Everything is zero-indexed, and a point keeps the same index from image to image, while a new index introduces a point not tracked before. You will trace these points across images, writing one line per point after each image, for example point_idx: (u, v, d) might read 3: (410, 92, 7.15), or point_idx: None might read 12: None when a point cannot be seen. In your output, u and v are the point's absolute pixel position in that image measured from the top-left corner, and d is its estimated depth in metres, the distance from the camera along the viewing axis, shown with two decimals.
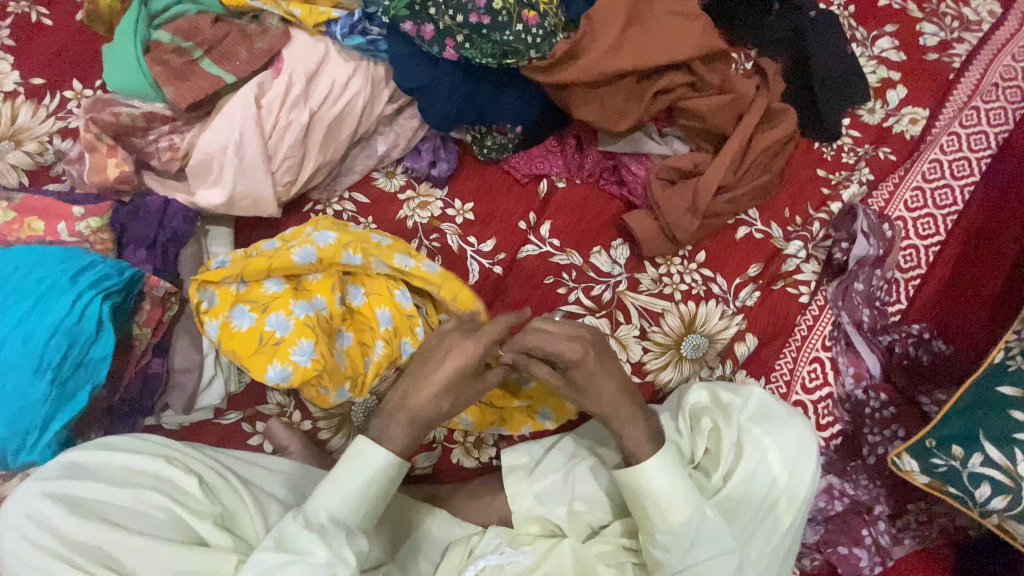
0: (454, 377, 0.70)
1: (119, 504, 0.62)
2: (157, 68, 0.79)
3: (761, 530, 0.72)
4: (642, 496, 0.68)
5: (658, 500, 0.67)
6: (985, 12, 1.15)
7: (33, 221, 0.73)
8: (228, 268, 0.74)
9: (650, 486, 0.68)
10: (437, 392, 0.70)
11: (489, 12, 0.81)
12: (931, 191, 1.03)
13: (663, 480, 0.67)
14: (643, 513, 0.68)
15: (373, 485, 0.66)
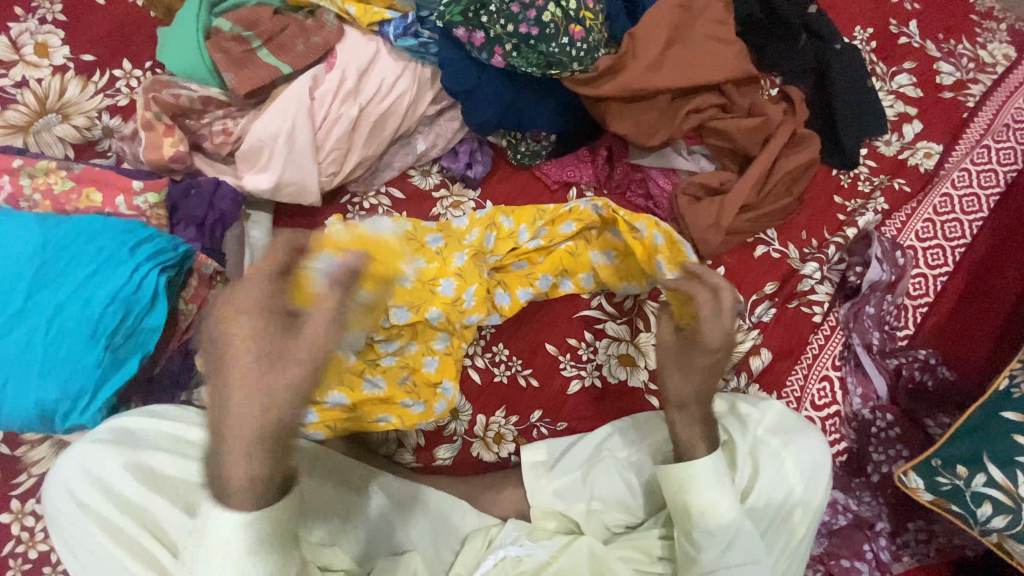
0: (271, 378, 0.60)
1: (171, 474, 0.63)
2: (217, 54, 0.82)
3: (780, 531, 0.75)
4: (689, 498, 0.69)
5: (704, 506, 0.69)
6: (1000, 54, 1.20)
7: (91, 192, 0.75)
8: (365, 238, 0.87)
9: (692, 483, 0.69)
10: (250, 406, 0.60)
11: (538, 23, 0.84)
12: (941, 223, 1.07)
13: (707, 482, 0.69)
14: (681, 517, 0.70)
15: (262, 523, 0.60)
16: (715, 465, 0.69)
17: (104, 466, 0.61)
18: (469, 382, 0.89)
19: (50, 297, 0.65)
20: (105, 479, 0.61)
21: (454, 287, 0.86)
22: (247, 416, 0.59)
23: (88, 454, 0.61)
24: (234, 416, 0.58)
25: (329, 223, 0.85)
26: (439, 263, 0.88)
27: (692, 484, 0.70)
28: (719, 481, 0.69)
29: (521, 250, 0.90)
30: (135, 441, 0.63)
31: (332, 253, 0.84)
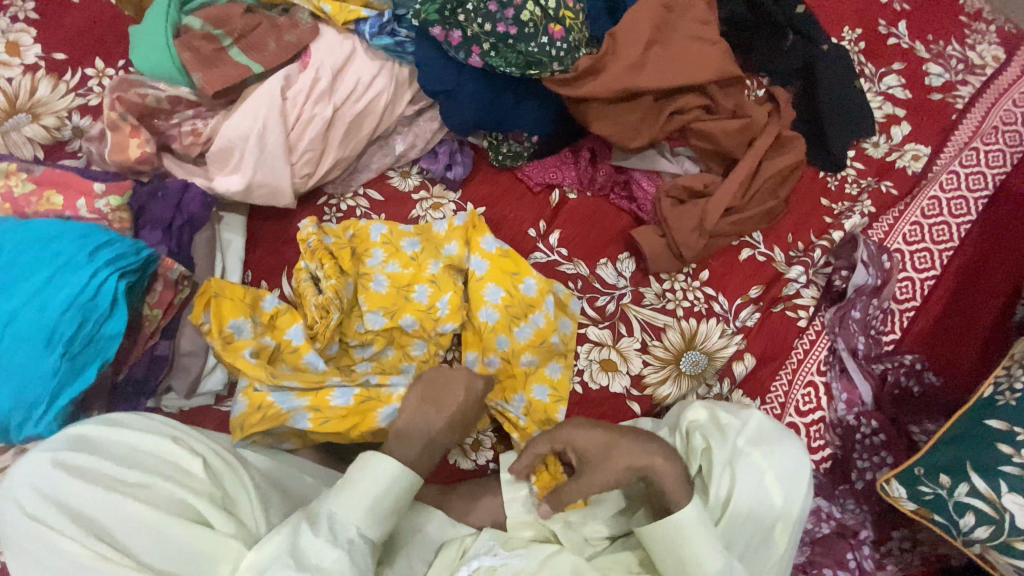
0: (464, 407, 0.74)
1: (129, 483, 0.58)
2: (186, 53, 0.80)
3: (765, 549, 0.73)
4: (681, 551, 0.69)
5: (692, 553, 0.68)
6: (990, 56, 1.19)
7: (52, 195, 0.73)
8: (335, 243, 0.84)
9: (680, 537, 0.69)
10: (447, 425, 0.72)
11: (516, 22, 0.83)
12: (929, 226, 1.06)
13: (695, 532, 0.68)
14: (672, 565, 0.69)
15: (385, 497, 0.64)
16: (694, 513, 0.69)
17: (57, 476, 0.56)
18: None
19: (6, 302, 0.64)
20: (57, 490, 0.55)
21: (433, 293, 0.84)
22: (434, 415, 0.72)
23: (40, 466, 0.57)
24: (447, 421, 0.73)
25: (305, 227, 0.83)
26: (415, 268, 0.85)
27: (681, 543, 0.69)
28: (701, 530, 0.69)
29: None
30: (91, 449, 0.59)
31: (307, 256, 0.82)
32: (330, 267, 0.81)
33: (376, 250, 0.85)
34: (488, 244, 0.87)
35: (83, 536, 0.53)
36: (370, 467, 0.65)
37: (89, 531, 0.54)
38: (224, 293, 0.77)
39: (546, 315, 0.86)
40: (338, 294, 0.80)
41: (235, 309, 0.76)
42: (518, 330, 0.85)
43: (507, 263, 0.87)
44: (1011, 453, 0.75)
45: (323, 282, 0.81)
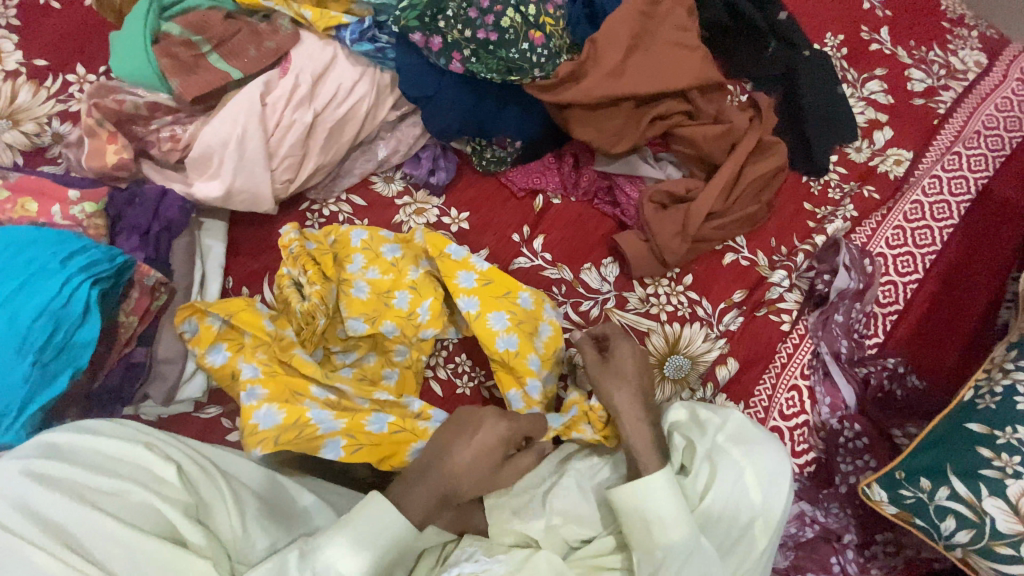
0: (478, 455, 0.71)
1: (98, 490, 0.57)
2: (164, 59, 0.80)
3: (737, 549, 0.72)
4: (647, 513, 0.71)
5: (658, 519, 0.70)
6: (971, 62, 1.20)
7: (27, 201, 0.73)
8: (319, 249, 0.83)
9: (651, 517, 0.71)
10: (462, 468, 0.70)
11: (497, 29, 0.84)
12: (911, 230, 1.06)
13: (660, 495, 0.71)
14: (638, 532, 0.71)
15: (376, 543, 0.63)
16: (666, 481, 0.72)
17: (23, 484, 0.55)
18: (431, 393, 0.86)
19: None
20: (20, 497, 0.54)
21: (420, 299, 0.85)
22: (443, 461, 0.70)
23: (6, 473, 0.56)
24: (463, 468, 0.70)
25: (286, 233, 0.82)
26: (394, 273, 0.85)
27: (656, 521, 0.70)
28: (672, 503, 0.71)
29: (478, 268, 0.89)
30: (62, 457, 0.58)
31: (290, 263, 0.81)
32: (314, 273, 0.80)
33: (348, 266, 0.85)
34: (466, 279, 0.85)
35: (51, 544, 0.52)
36: (369, 513, 0.64)
37: (55, 538, 0.53)
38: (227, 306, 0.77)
39: (552, 322, 0.85)
40: (324, 300, 0.79)
41: (252, 319, 0.77)
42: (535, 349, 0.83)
43: (492, 286, 0.85)
44: (991, 457, 0.76)
45: (306, 288, 0.80)
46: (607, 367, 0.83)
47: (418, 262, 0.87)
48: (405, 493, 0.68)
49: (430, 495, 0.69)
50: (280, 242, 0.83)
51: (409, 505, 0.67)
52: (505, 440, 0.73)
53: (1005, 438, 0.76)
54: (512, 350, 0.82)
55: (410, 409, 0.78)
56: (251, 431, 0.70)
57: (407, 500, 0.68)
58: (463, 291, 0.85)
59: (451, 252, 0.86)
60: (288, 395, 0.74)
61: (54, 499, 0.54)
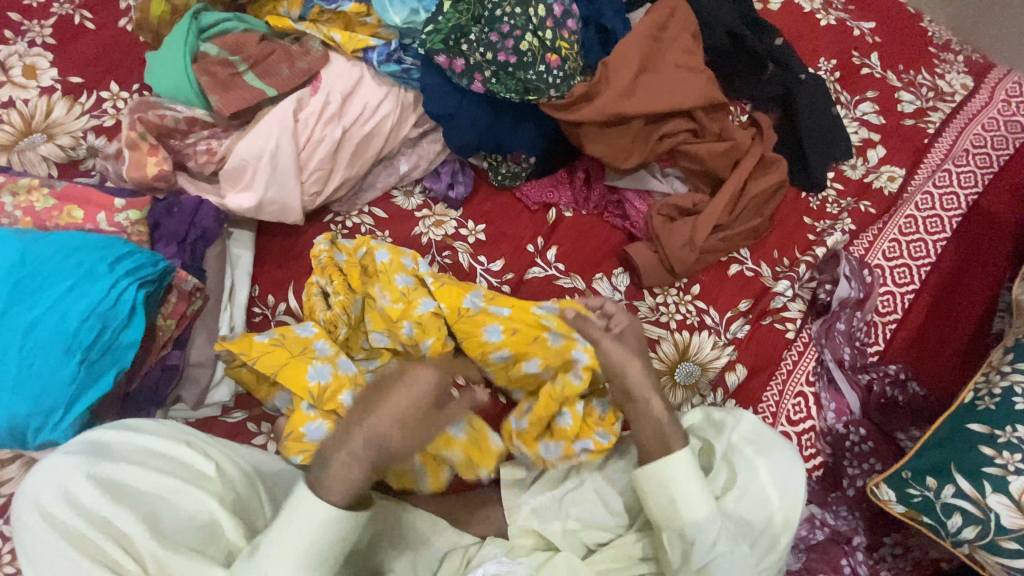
0: (411, 406, 0.68)
1: (144, 489, 0.59)
2: (203, 77, 0.84)
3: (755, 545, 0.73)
4: (672, 491, 0.71)
5: (684, 498, 0.70)
6: (958, 84, 1.27)
7: (72, 209, 0.76)
8: (342, 266, 0.85)
9: (670, 495, 0.71)
10: (393, 419, 0.66)
11: (515, 52, 0.89)
12: (907, 243, 1.11)
13: (687, 473, 0.71)
14: (662, 510, 0.72)
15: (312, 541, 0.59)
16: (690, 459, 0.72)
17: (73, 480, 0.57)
18: None
19: (27, 309, 0.66)
20: (72, 493, 0.56)
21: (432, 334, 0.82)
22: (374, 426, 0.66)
23: (56, 469, 0.58)
24: (387, 428, 0.66)
25: (317, 244, 0.86)
26: (404, 305, 0.82)
27: (678, 500, 0.71)
28: (691, 480, 0.71)
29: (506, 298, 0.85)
30: (108, 454, 0.60)
31: (321, 274, 0.85)
32: (339, 283, 0.84)
33: (350, 306, 0.84)
34: (493, 333, 0.83)
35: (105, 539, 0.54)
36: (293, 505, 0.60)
37: (106, 534, 0.55)
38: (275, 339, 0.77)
39: (587, 348, 0.81)
40: (345, 311, 0.82)
41: (298, 370, 0.74)
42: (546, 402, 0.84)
43: (514, 328, 0.84)
44: (993, 455, 0.79)
45: (332, 298, 0.84)
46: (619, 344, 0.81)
47: (427, 296, 0.84)
48: (327, 474, 0.62)
49: (358, 467, 0.63)
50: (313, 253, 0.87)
51: (331, 484, 0.61)
52: (433, 388, 0.70)
53: (1005, 437, 0.79)
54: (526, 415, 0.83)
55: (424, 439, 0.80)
56: (296, 438, 0.73)
57: (334, 479, 0.62)
58: (488, 333, 0.83)
59: (469, 304, 0.84)
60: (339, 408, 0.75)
61: (103, 498, 0.56)
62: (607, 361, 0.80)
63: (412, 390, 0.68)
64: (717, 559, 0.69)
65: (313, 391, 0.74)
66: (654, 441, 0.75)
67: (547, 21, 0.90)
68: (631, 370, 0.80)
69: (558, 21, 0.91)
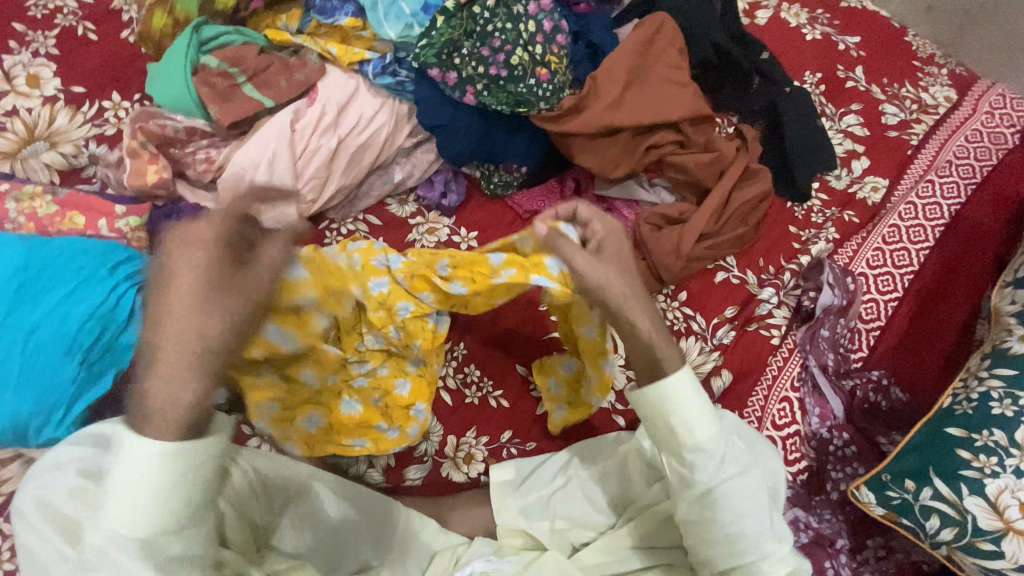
0: (198, 283, 0.54)
1: None
2: (203, 88, 0.87)
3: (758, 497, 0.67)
4: (673, 419, 0.63)
5: (688, 424, 0.62)
6: (941, 97, 1.31)
7: (74, 216, 0.79)
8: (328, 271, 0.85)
9: (673, 417, 0.62)
10: (190, 307, 0.54)
11: (506, 66, 0.92)
12: (890, 252, 1.14)
13: (690, 397, 0.63)
14: (662, 432, 0.64)
15: (165, 491, 0.52)
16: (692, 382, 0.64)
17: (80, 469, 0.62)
18: (442, 403, 0.91)
19: (29, 313, 0.67)
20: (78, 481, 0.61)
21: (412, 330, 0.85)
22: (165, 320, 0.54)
23: (66, 457, 0.63)
24: (186, 325, 0.54)
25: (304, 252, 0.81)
26: (384, 312, 0.85)
27: (681, 424, 0.62)
28: (695, 399, 0.63)
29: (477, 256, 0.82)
30: None
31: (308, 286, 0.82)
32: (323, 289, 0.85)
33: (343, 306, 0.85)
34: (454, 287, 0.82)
35: None
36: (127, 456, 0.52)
37: None
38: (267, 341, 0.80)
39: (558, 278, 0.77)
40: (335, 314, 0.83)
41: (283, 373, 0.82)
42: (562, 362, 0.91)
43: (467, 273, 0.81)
44: (970, 458, 0.81)
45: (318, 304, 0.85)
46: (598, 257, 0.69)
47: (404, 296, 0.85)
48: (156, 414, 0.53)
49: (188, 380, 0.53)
50: None
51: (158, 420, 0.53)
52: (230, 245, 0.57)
53: (982, 441, 0.81)
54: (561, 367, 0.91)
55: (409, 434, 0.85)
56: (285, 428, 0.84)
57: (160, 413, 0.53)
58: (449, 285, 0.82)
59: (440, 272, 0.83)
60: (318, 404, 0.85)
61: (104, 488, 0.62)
62: (584, 283, 0.69)
63: (192, 259, 0.55)
64: (726, 483, 0.63)
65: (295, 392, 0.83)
66: (646, 367, 0.65)
67: (537, 36, 0.93)
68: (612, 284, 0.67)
69: (548, 36, 0.94)
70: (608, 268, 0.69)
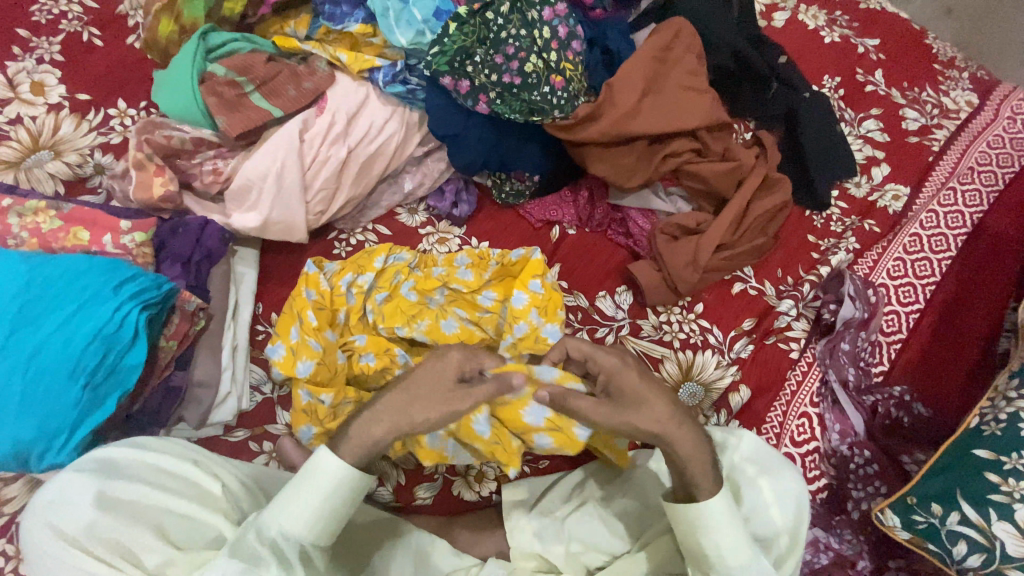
0: (432, 380, 0.67)
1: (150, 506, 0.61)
2: (210, 98, 0.85)
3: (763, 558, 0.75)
4: (702, 539, 0.67)
5: (718, 545, 0.67)
6: (963, 101, 1.27)
7: (78, 231, 0.77)
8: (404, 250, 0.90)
9: (698, 526, 0.67)
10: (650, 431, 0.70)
11: (520, 73, 0.89)
12: (912, 262, 1.11)
13: (718, 525, 0.66)
14: (694, 553, 0.69)
15: (330, 503, 0.61)
16: (722, 507, 0.67)
17: (87, 503, 0.57)
18: None
19: (32, 335, 0.67)
20: (87, 514, 0.57)
21: (458, 306, 0.89)
22: (415, 406, 0.66)
23: (68, 490, 0.58)
24: (438, 386, 0.67)
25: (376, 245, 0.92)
26: (435, 315, 0.88)
27: (704, 533, 0.67)
28: (726, 519, 0.67)
29: (546, 305, 0.86)
30: (118, 471, 0.62)
31: (374, 274, 0.87)
32: (382, 251, 0.89)
33: (395, 333, 0.87)
34: (518, 299, 0.86)
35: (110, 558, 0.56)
36: (314, 471, 0.62)
37: (116, 552, 0.56)
38: (333, 290, 0.87)
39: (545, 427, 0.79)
40: (389, 285, 0.88)
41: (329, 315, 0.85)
42: (515, 297, 0.86)
43: (547, 308, 0.86)
44: (998, 482, 0.78)
45: (372, 278, 0.88)
46: (614, 406, 0.71)
47: (473, 300, 0.89)
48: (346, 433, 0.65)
49: (385, 424, 0.65)
50: (382, 247, 0.90)
51: (351, 443, 0.64)
52: (461, 365, 0.69)
53: (1011, 464, 0.78)
54: (515, 308, 0.86)
55: (375, 364, 0.82)
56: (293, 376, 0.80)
57: (356, 439, 0.64)
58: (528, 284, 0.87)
59: (515, 299, 0.86)
60: (325, 374, 0.82)
61: (110, 518, 0.57)
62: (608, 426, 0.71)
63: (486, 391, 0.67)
64: None
65: (296, 344, 0.82)
66: (679, 483, 0.70)
67: (551, 43, 0.90)
68: (646, 413, 0.70)
69: (562, 43, 0.91)
70: (650, 394, 0.71)
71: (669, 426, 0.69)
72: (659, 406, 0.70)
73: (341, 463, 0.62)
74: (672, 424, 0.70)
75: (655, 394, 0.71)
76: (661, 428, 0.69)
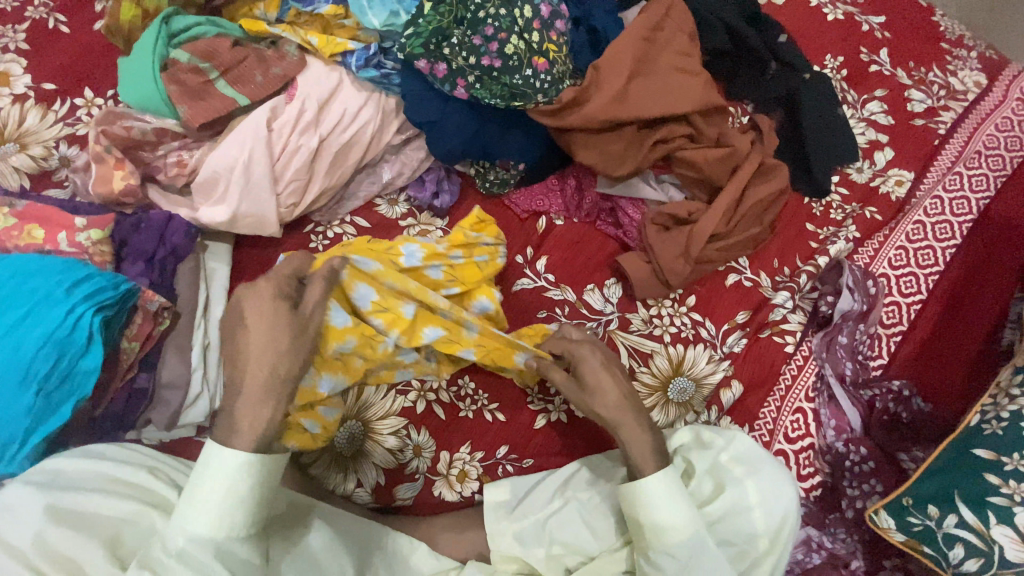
0: (267, 323, 0.66)
1: (100, 516, 0.61)
2: (172, 86, 0.81)
3: (739, 559, 0.73)
4: (642, 516, 0.70)
5: (658, 524, 0.69)
6: (971, 82, 1.21)
7: (33, 229, 0.75)
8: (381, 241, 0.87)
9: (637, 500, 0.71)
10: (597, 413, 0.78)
11: (500, 56, 0.85)
12: (914, 251, 1.06)
13: (656, 499, 0.69)
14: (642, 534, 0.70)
15: (234, 494, 0.60)
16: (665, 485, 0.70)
17: (33, 513, 0.57)
18: (433, 417, 0.85)
19: None
20: (33, 527, 0.56)
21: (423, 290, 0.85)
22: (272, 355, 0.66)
23: (15, 502, 0.58)
24: (269, 320, 0.66)
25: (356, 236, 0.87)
26: None
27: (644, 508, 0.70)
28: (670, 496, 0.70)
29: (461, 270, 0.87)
30: (66, 482, 0.62)
31: None
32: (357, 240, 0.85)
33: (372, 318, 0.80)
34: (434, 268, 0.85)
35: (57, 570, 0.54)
36: (210, 465, 0.61)
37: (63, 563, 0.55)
38: None
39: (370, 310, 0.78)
40: None
41: None
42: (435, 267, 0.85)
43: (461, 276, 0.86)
44: (998, 483, 0.75)
45: None
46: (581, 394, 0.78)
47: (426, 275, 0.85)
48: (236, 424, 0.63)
49: (271, 400, 0.64)
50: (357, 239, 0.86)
51: (242, 432, 0.62)
52: (279, 293, 0.68)
53: (1012, 465, 0.75)
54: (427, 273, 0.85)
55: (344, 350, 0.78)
56: None
57: (243, 423, 0.63)
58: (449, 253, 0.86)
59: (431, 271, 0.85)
60: None
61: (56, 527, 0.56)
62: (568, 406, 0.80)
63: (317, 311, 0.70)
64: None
65: None
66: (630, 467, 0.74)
67: (533, 22, 0.86)
68: (599, 398, 0.77)
69: (545, 22, 0.86)
70: (606, 380, 0.79)
71: (616, 413, 0.75)
72: (611, 394, 0.77)
73: (232, 451, 0.60)
74: (618, 409, 0.76)
75: (612, 383, 0.78)
76: (618, 417, 0.75)
